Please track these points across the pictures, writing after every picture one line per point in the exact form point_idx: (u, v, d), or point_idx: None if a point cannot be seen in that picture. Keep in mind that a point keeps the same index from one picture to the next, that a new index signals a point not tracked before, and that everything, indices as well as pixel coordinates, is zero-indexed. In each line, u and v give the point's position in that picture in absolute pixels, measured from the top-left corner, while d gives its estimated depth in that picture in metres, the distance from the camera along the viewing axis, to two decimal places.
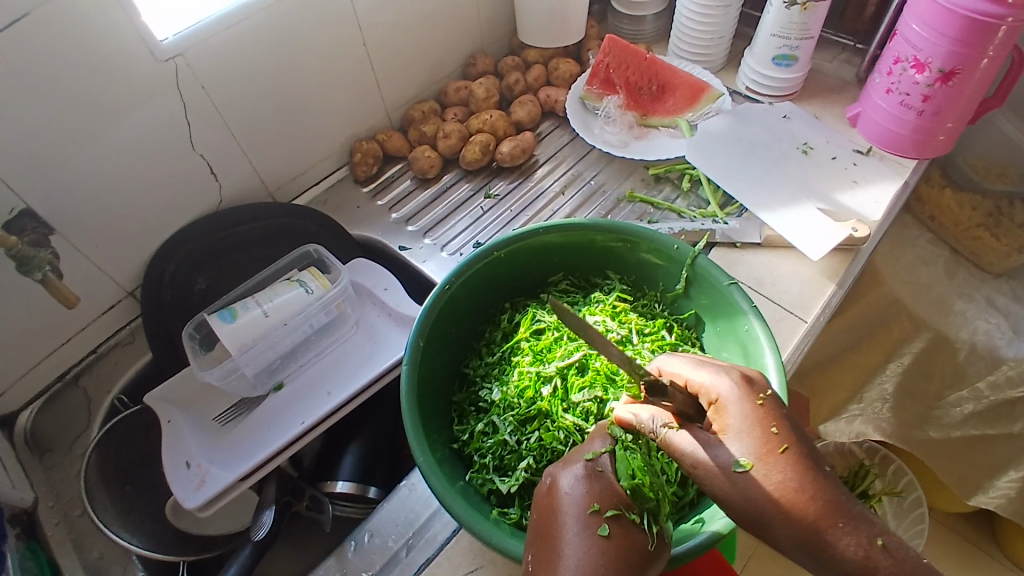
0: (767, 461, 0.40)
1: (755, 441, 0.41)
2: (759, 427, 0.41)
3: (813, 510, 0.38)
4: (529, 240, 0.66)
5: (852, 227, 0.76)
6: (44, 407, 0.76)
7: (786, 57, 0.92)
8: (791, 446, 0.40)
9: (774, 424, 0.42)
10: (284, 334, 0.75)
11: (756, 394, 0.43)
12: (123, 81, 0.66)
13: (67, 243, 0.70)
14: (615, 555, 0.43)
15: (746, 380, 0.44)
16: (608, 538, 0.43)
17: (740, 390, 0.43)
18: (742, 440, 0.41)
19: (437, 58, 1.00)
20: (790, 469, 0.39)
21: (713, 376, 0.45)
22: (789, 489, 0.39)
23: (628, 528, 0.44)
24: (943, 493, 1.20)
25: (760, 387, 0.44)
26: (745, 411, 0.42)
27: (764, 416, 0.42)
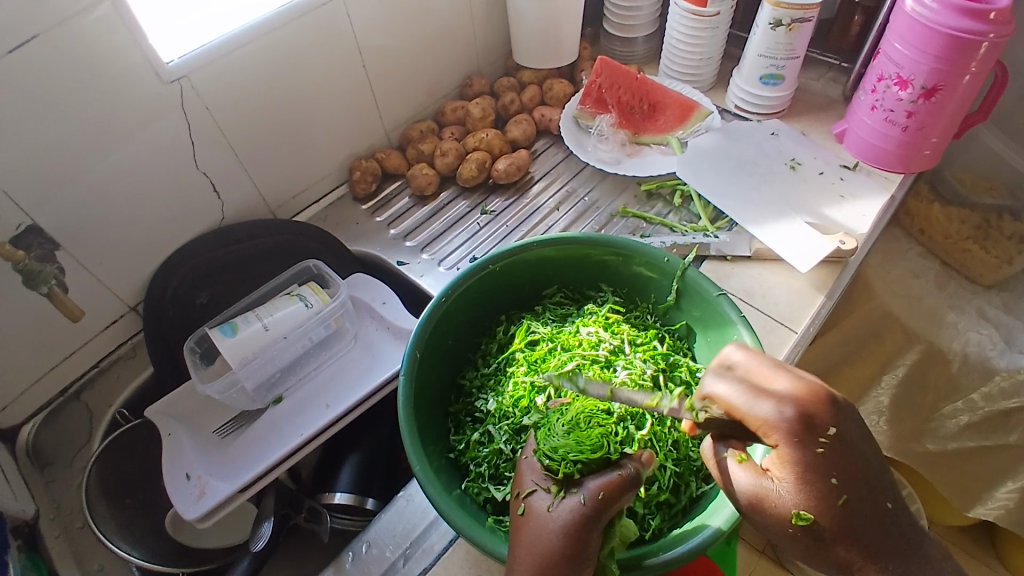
0: (821, 513, 0.45)
1: (810, 495, 0.45)
2: (816, 482, 0.45)
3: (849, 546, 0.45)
4: (525, 253, 0.68)
5: (839, 240, 0.78)
6: (46, 421, 0.77)
7: (773, 76, 0.95)
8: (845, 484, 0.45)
9: (832, 472, 0.45)
10: (284, 348, 0.76)
11: (823, 430, 0.45)
12: (132, 101, 0.69)
13: (72, 258, 0.72)
14: (528, 533, 0.48)
15: (811, 417, 0.46)
16: (539, 519, 0.48)
17: (802, 438, 0.45)
18: (799, 492, 0.45)
19: (433, 80, 1.02)
20: (828, 518, 0.45)
21: (777, 408, 0.46)
22: (836, 532, 0.45)
23: (532, 511, 0.49)
24: (942, 506, 1.20)
25: (820, 427, 0.45)
26: (803, 464, 0.45)
27: (823, 459, 0.45)
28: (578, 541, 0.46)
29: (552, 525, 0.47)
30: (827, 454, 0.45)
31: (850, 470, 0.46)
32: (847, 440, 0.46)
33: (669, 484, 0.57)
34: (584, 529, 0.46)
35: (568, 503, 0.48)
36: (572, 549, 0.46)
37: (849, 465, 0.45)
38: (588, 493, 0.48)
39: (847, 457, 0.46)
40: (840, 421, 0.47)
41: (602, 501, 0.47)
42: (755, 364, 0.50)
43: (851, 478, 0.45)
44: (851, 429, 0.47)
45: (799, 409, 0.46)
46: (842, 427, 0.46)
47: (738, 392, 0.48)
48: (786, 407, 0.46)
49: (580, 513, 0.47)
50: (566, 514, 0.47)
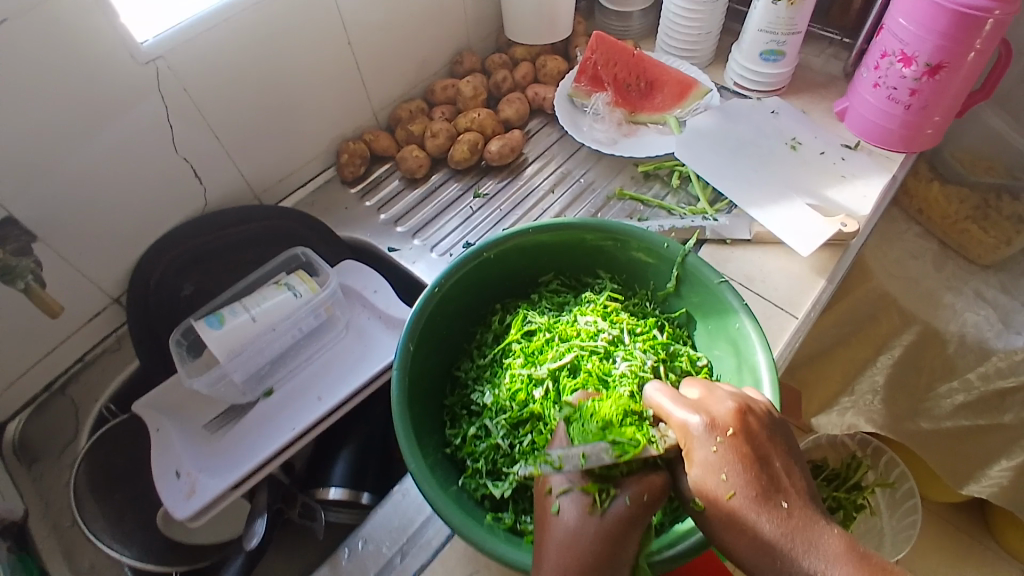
0: (715, 505, 0.44)
1: (708, 487, 0.45)
2: (710, 476, 0.45)
3: (748, 550, 0.43)
4: (520, 240, 0.66)
5: (841, 222, 0.77)
6: (33, 415, 0.75)
7: (774, 53, 0.92)
8: (772, 490, 0.44)
9: (724, 470, 0.45)
10: (273, 339, 0.74)
11: (722, 431, 0.46)
12: (107, 84, 0.65)
13: (50, 250, 0.69)
14: (565, 535, 0.45)
15: (720, 418, 0.47)
16: (572, 522, 0.45)
17: (705, 436, 0.46)
18: (702, 482, 0.45)
19: (422, 57, 0.98)
20: (754, 522, 0.43)
21: (688, 413, 0.48)
22: (735, 531, 0.44)
23: (563, 511, 0.46)
24: (934, 482, 1.21)
25: (721, 428, 0.46)
26: (700, 459, 0.46)
27: (731, 459, 0.45)
28: (615, 544, 0.44)
29: (589, 531, 0.44)
30: (737, 458, 0.45)
31: (776, 482, 0.45)
32: (746, 444, 0.45)
33: None
34: (624, 533, 0.45)
35: (613, 507, 0.46)
36: (608, 553, 0.44)
37: (770, 476, 0.45)
38: (633, 495, 0.46)
39: (766, 467, 0.45)
40: (763, 435, 0.47)
41: (646, 503, 0.46)
42: (687, 386, 0.52)
43: (749, 479, 0.44)
44: (773, 446, 0.47)
45: (709, 412, 0.47)
46: (761, 441, 0.46)
47: (668, 396, 0.50)
48: (696, 411, 0.48)
49: (626, 515, 0.45)
50: (608, 519, 0.45)
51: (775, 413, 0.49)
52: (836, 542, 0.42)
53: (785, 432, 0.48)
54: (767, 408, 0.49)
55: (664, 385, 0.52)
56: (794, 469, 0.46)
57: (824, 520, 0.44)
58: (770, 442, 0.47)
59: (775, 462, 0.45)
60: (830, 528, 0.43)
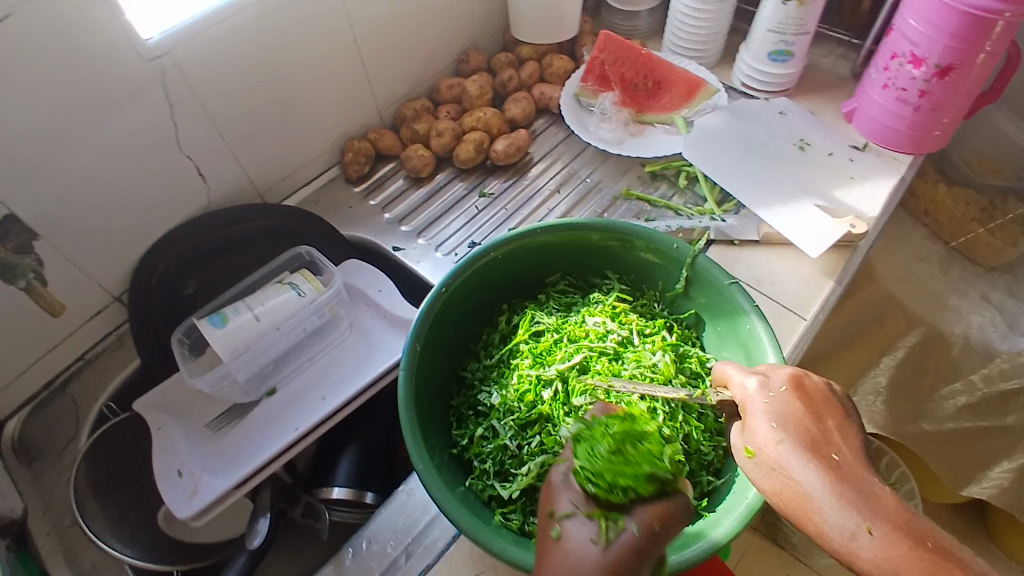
0: (765, 451, 0.47)
1: (758, 436, 0.48)
2: (763, 424, 0.48)
3: (796, 498, 0.45)
4: (526, 240, 0.65)
5: (850, 223, 0.76)
6: (31, 416, 0.74)
7: (782, 53, 0.91)
8: (823, 445, 0.46)
9: (775, 421, 0.48)
10: (276, 339, 0.73)
11: (777, 387, 0.50)
12: (111, 80, 0.65)
13: (52, 247, 0.68)
14: (563, 561, 0.42)
15: (776, 379, 0.50)
16: (577, 549, 0.42)
17: (758, 390, 0.50)
18: (752, 432, 0.49)
19: (428, 55, 0.98)
20: (801, 468, 0.45)
21: (745, 376, 0.52)
22: (783, 479, 0.46)
23: (564, 537, 0.43)
24: (937, 485, 1.20)
25: (776, 384, 0.50)
26: (755, 412, 0.49)
27: (783, 410, 0.48)
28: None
29: (595, 561, 0.41)
30: (790, 411, 0.48)
31: (829, 438, 0.47)
32: (803, 400, 0.48)
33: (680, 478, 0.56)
34: (633, 566, 0.41)
35: (621, 537, 0.42)
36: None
37: (823, 432, 0.47)
38: (643, 523, 0.42)
39: (821, 424, 0.47)
40: (821, 396, 0.49)
41: (656, 534, 0.43)
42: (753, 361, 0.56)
43: (802, 431, 0.47)
44: (832, 408, 0.48)
45: (766, 374, 0.51)
46: (821, 402, 0.49)
47: (733, 367, 0.54)
48: (753, 374, 0.52)
49: (635, 546, 0.41)
50: (618, 549, 0.41)
51: (837, 389, 0.51)
52: (886, 501, 0.43)
53: (845, 402, 0.50)
54: (830, 381, 0.51)
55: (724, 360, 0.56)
56: (851, 432, 0.47)
57: (877, 480, 0.45)
58: (829, 404, 0.49)
59: (828, 420, 0.47)
60: (881, 489, 0.44)
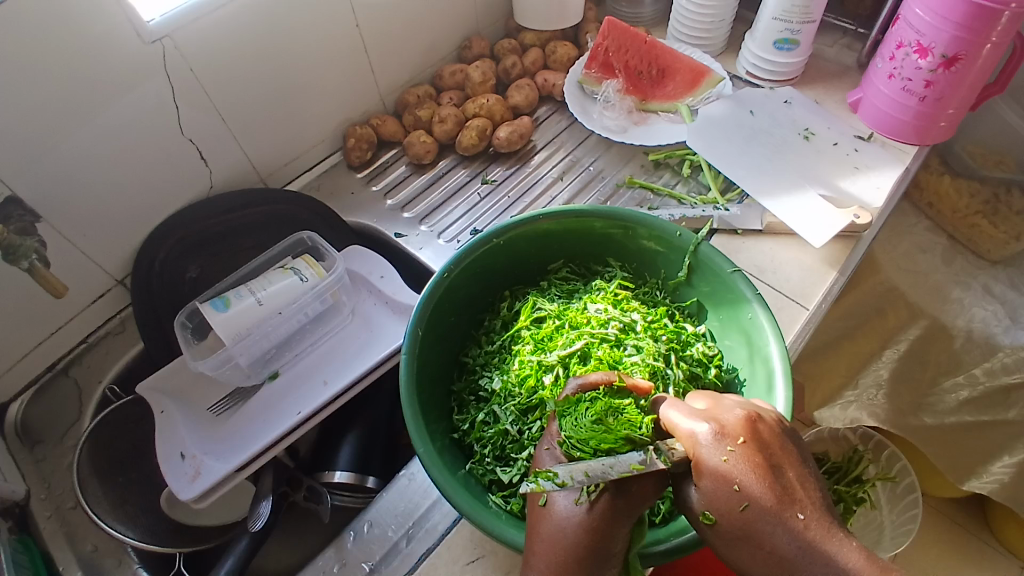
0: (730, 517, 0.41)
1: (718, 498, 0.42)
2: (722, 485, 0.42)
3: (775, 563, 0.40)
4: (529, 226, 0.65)
5: (854, 214, 0.76)
6: (35, 397, 0.75)
7: (788, 41, 0.91)
8: (787, 502, 0.41)
9: (736, 481, 0.41)
10: (278, 323, 0.73)
11: (732, 439, 0.42)
12: (112, 63, 0.64)
13: (54, 230, 0.68)
14: (547, 525, 0.45)
15: (728, 427, 0.43)
16: (559, 514, 0.45)
17: (711, 445, 0.43)
18: (713, 495, 0.42)
19: (431, 40, 0.97)
20: (773, 534, 0.40)
21: (694, 424, 0.44)
22: (759, 546, 0.40)
23: (547, 506, 0.46)
24: (937, 478, 1.21)
25: (729, 435, 0.43)
26: (710, 471, 0.42)
27: (744, 469, 0.41)
28: (603, 535, 0.44)
29: (575, 525, 0.44)
30: (750, 467, 0.41)
31: (791, 494, 0.41)
32: (759, 449, 0.42)
33: None
34: (614, 525, 0.44)
35: (598, 500, 0.44)
36: (595, 545, 0.44)
37: (784, 486, 0.41)
38: (620, 488, 0.44)
39: (780, 477, 0.42)
40: (774, 441, 0.43)
41: (636, 496, 0.44)
42: (694, 396, 0.49)
43: (762, 489, 0.41)
44: (786, 455, 0.43)
45: (718, 419, 0.44)
46: (774, 450, 0.43)
47: (680, 410, 0.46)
48: (703, 419, 0.44)
49: (612, 507, 0.44)
50: (595, 511, 0.44)
51: (785, 421, 0.46)
52: (860, 557, 0.39)
53: (795, 439, 0.45)
54: (775, 414, 0.46)
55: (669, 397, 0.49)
56: (809, 477, 0.42)
57: (844, 532, 0.40)
58: (783, 449, 0.43)
59: (787, 472, 0.42)
60: (851, 542, 0.40)
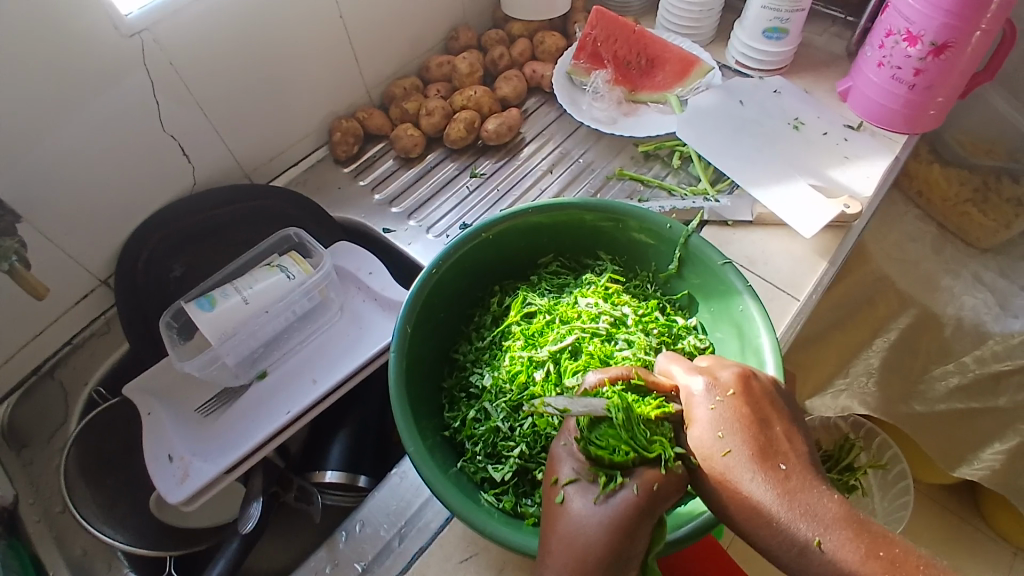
0: (710, 462, 0.44)
1: (703, 443, 0.45)
2: (708, 431, 0.45)
3: (748, 509, 0.42)
4: (518, 220, 0.64)
5: (844, 203, 0.76)
6: (22, 399, 0.73)
7: (777, 30, 0.90)
8: (770, 452, 0.44)
9: (720, 429, 0.45)
10: (266, 322, 0.72)
11: (723, 391, 0.47)
12: (91, 58, 0.63)
13: (34, 229, 0.66)
14: (565, 522, 0.44)
15: (723, 381, 0.48)
16: (578, 513, 0.44)
17: (707, 395, 0.47)
18: (700, 439, 0.45)
19: (417, 32, 0.96)
20: (750, 480, 0.42)
21: (692, 380, 0.49)
22: (736, 492, 0.42)
23: (567, 502, 0.45)
24: (926, 464, 1.22)
25: (723, 387, 0.47)
26: (700, 417, 0.46)
27: (731, 417, 0.45)
28: (626, 535, 0.42)
29: (598, 524, 0.42)
30: (736, 416, 0.45)
31: (775, 446, 0.44)
32: (748, 402, 0.46)
33: None
34: (636, 523, 0.43)
35: (618, 496, 0.43)
36: (618, 544, 0.42)
37: (770, 439, 0.44)
38: (643, 484, 0.44)
39: (766, 429, 0.45)
40: (766, 400, 0.47)
41: (656, 493, 0.44)
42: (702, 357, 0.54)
43: (745, 437, 0.44)
44: (775, 413, 0.46)
45: (713, 375, 0.49)
46: (764, 407, 0.46)
47: (684, 368, 0.51)
48: (699, 375, 0.49)
49: (635, 505, 0.43)
50: (617, 509, 0.43)
51: (781, 388, 0.50)
52: (836, 509, 0.41)
53: (789, 404, 0.48)
54: (770, 381, 0.50)
55: (675, 357, 0.53)
56: (797, 437, 0.46)
57: (824, 485, 0.43)
58: (774, 408, 0.47)
59: (773, 426, 0.45)
60: (830, 495, 0.42)
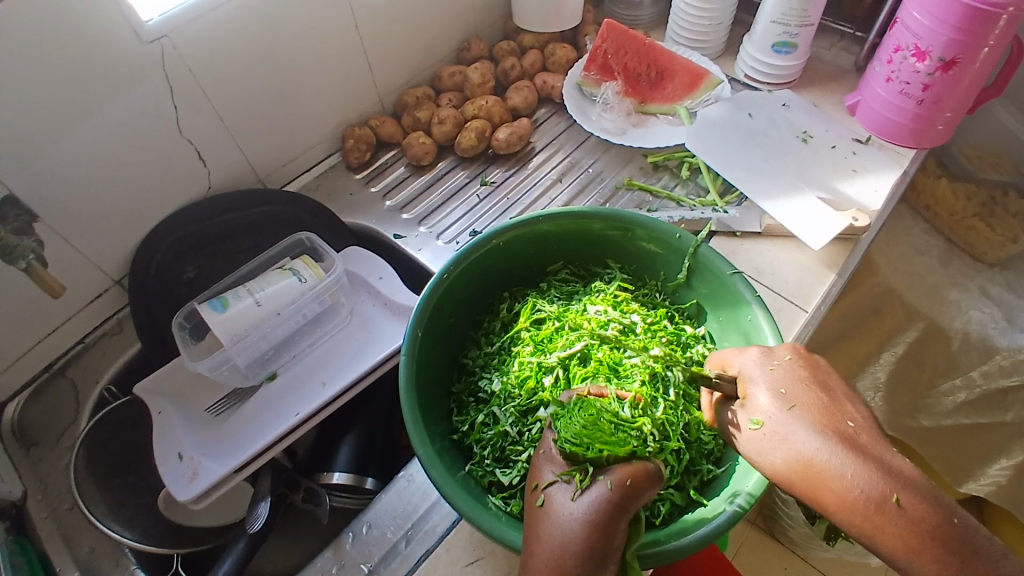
0: (774, 418, 0.47)
1: (767, 400, 0.48)
2: (775, 388, 0.49)
3: (815, 463, 0.44)
4: (529, 227, 0.65)
5: (852, 216, 0.76)
6: (32, 399, 0.74)
7: (786, 44, 0.91)
8: (834, 412, 0.47)
9: (784, 390, 0.48)
10: (277, 324, 0.73)
11: (780, 359, 0.51)
12: (112, 63, 0.64)
13: (51, 230, 0.68)
14: (545, 523, 0.44)
15: (777, 353, 0.52)
16: (557, 511, 0.44)
17: (764, 362, 0.51)
18: (765, 396, 0.49)
19: (430, 42, 0.97)
20: (818, 434, 0.45)
21: (746, 354, 0.53)
22: (807, 446, 0.45)
23: (546, 504, 0.45)
24: (934, 480, 1.21)
25: (779, 356, 0.51)
26: (766, 379, 0.50)
27: (792, 379, 0.49)
28: (603, 533, 0.42)
29: (574, 521, 0.42)
30: (797, 380, 0.49)
31: (838, 408, 0.47)
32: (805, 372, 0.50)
33: (681, 467, 0.55)
34: (612, 521, 0.42)
35: (592, 492, 0.44)
36: (596, 542, 0.42)
37: (832, 403, 0.47)
38: (616, 480, 0.44)
39: (827, 394, 0.48)
40: (823, 372, 0.50)
41: (630, 490, 0.44)
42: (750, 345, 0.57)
43: (807, 398, 0.47)
44: (833, 382, 0.50)
45: (769, 349, 0.53)
46: (822, 376, 0.50)
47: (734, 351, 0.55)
48: (755, 349, 0.53)
49: (611, 501, 0.43)
50: (591, 504, 0.43)
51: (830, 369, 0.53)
52: (904, 467, 0.43)
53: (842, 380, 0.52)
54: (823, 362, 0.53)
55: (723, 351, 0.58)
56: (859, 408, 0.48)
57: (890, 447, 0.45)
58: (830, 378, 0.50)
59: (834, 391, 0.49)
60: (896, 455, 0.45)
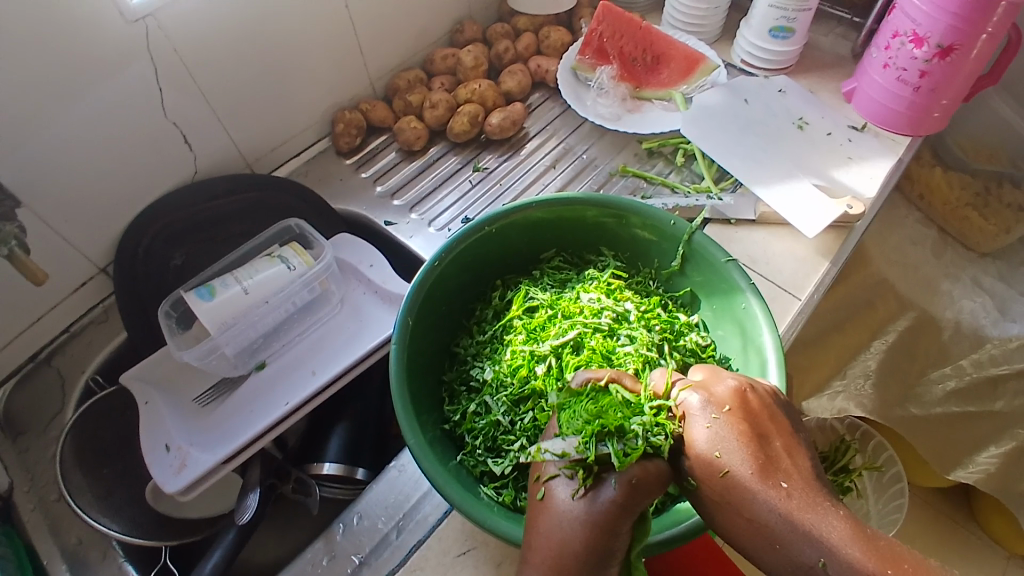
0: (711, 481, 0.44)
1: (700, 459, 0.44)
2: (708, 447, 0.44)
3: (751, 527, 0.41)
4: (522, 214, 0.64)
5: (847, 204, 0.76)
6: (17, 386, 0.73)
7: (783, 29, 0.90)
8: (771, 469, 0.42)
9: (716, 450, 0.44)
10: (265, 312, 0.72)
11: (719, 407, 0.46)
12: (95, 46, 0.62)
13: (34, 216, 0.66)
14: (544, 518, 0.44)
15: (718, 397, 0.46)
16: (558, 508, 0.43)
17: (703, 410, 0.46)
18: (697, 454, 0.45)
19: (422, 25, 0.95)
20: (751, 499, 0.41)
21: (688, 393, 0.48)
22: (745, 509, 0.42)
23: (547, 499, 0.44)
24: (922, 468, 1.22)
25: (718, 400, 0.46)
26: (701, 435, 0.45)
27: (728, 434, 0.44)
28: (606, 533, 0.42)
29: (576, 519, 0.42)
30: (732, 432, 0.44)
31: (775, 462, 0.43)
32: (740, 418, 0.45)
33: None
34: (616, 520, 0.42)
35: (596, 490, 0.43)
36: (597, 542, 0.42)
37: (770, 456, 0.43)
38: (621, 480, 0.43)
39: (766, 446, 0.44)
40: (763, 413, 0.46)
41: (636, 489, 0.43)
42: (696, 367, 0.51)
43: (741, 457, 0.43)
44: (774, 428, 0.45)
45: (709, 390, 0.47)
46: (761, 421, 0.45)
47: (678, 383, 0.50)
48: (695, 389, 0.48)
49: (616, 501, 0.42)
50: (595, 504, 0.42)
51: (779, 395, 0.48)
52: (843, 526, 0.40)
53: (786, 411, 0.47)
54: (768, 388, 0.48)
55: (668, 371, 0.52)
56: (799, 452, 0.44)
57: (829, 501, 0.41)
58: (771, 419, 0.46)
59: (772, 443, 0.44)
60: (834, 508, 0.41)
